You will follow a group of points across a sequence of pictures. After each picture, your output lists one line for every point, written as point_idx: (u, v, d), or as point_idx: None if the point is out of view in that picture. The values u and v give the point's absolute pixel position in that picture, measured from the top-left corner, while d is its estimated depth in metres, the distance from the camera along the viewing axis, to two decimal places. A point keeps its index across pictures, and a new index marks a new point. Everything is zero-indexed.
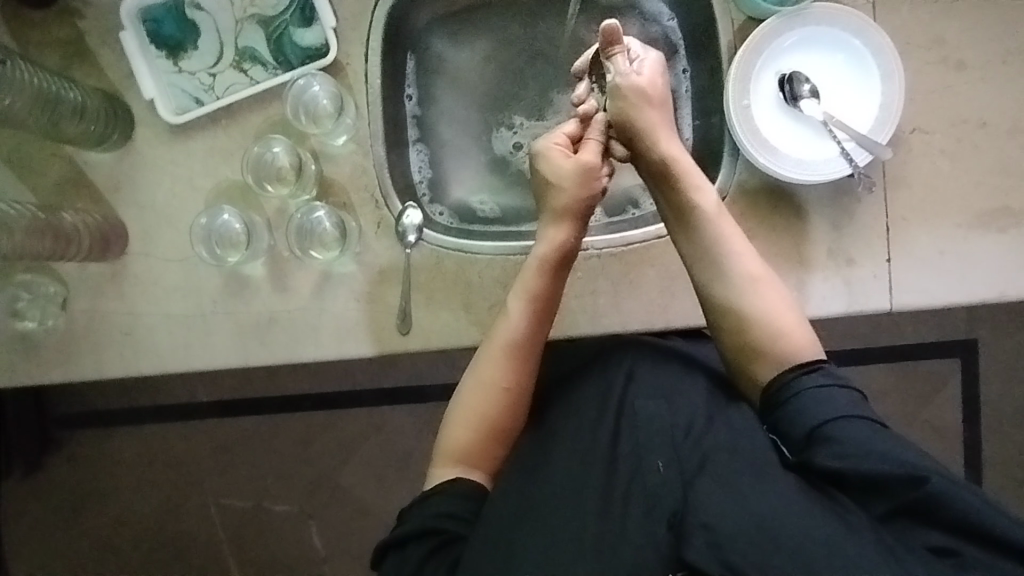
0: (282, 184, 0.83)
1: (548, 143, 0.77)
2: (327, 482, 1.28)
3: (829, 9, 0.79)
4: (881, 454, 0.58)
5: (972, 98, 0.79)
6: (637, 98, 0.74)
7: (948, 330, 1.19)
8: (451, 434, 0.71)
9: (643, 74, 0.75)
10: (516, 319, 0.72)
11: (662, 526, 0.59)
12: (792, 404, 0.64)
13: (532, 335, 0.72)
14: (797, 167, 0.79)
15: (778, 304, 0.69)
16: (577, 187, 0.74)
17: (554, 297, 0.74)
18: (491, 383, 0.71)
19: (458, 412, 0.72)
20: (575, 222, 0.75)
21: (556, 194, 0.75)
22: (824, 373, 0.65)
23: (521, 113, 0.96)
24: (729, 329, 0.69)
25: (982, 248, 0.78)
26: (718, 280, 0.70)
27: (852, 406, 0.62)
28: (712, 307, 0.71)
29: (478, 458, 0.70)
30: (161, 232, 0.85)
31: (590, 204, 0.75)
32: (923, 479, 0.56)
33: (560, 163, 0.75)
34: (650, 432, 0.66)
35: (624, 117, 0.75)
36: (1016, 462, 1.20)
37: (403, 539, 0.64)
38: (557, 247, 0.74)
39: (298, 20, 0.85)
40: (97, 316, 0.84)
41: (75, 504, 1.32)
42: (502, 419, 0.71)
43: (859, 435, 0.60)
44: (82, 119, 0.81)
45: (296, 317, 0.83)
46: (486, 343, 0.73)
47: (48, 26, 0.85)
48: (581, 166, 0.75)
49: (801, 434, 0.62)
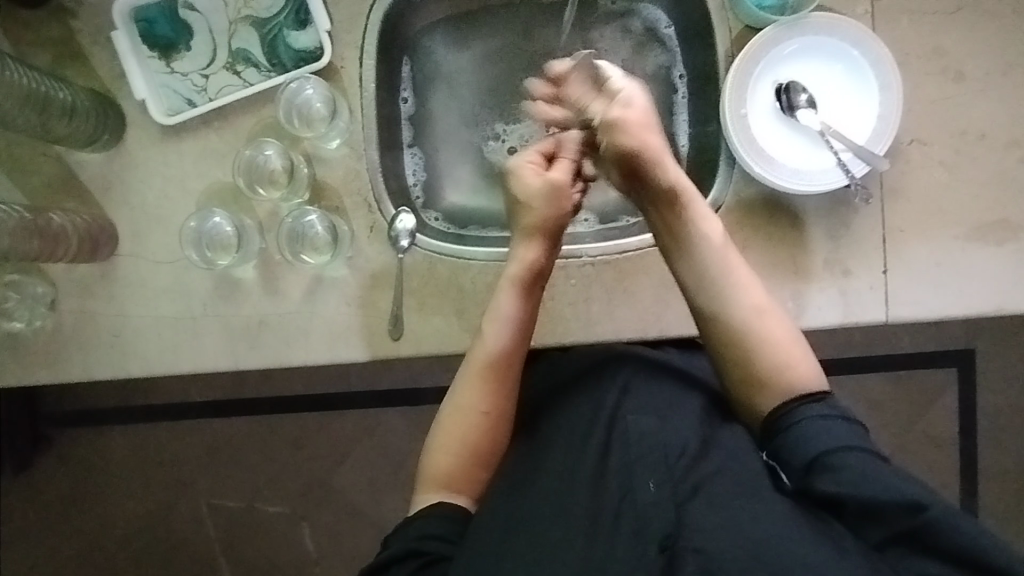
0: (274, 187, 0.82)
1: (521, 160, 0.76)
2: (318, 484, 1.28)
3: (829, 18, 0.78)
4: (881, 483, 0.57)
5: (972, 110, 0.78)
6: (632, 127, 0.70)
7: (946, 339, 1.18)
8: (436, 459, 0.70)
9: (633, 106, 0.71)
10: (495, 342, 0.71)
11: (653, 548, 0.58)
12: (795, 433, 0.64)
13: (511, 355, 0.72)
14: (795, 177, 0.78)
15: (779, 331, 0.69)
16: (546, 206, 0.74)
17: (530, 316, 0.73)
18: (471, 408, 0.71)
19: (440, 436, 0.71)
20: (545, 240, 0.74)
21: (527, 212, 0.74)
22: (828, 405, 0.65)
23: (503, 121, 0.95)
24: (731, 360, 0.69)
25: (980, 261, 0.77)
26: (720, 309, 0.70)
27: (854, 436, 0.61)
28: (716, 337, 0.70)
29: (463, 483, 0.70)
30: (151, 233, 0.84)
31: (560, 221, 0.74)
32: (921, 507, 0.55)
33: (531, 181, 0.74)
34: (642, 450, 0.65)
35: (625, 148, 0.69)
36: (1012, 474, 1.19)
37: (387, 561, 0.63)
38: (527, 265, 0.73)
39: (293, 22, 0.84)
40: (85, 317, 0.84)
41: (64, 503, 1.32)
42: (484, 443, 0.71)
43: (861, 464, 0.59)
44: (72, 118, 0.80)
45: (286, 322, 0.82)
46: (467, 365, 0.72)
47: (40, 25, 0.84)
48: (551, 185, 0.74)
49: (802, 463, 0.62)
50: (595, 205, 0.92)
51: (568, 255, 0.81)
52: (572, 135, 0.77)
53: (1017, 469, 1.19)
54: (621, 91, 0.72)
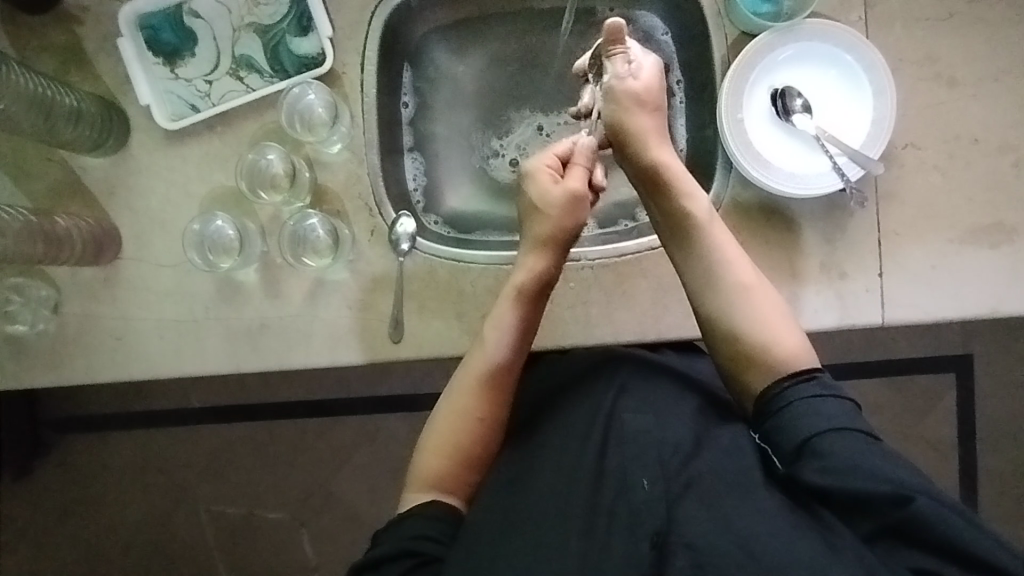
0: (276, 191, 0.83)
1: (537, 164, 0.76)
2: (319, 490, 1.28)
3: (824, 25, 0.79)
4: (869, 473, 0.57)
5: (965, 115, 0.79)
6: (630, 101, 0.72)
7: (944, 344, 1.19)
8: (425, 461, 0.71)
9: (640, 78, 0.73)
10: (494, 352, 0.72)
11: (645, 544, 0.59)
12: (786, 414, 0.63)
13: (510, 364, 0.72)
14: (791, 181, 0.79)
15: (769, 310, 0.69)
16: (563, 214, 0.73)
17: (533, 324, 0.74)
18: (465, 415, 0.71)
19: (432, 438, 0.71)
20: (555, 251, 0.74)
21: (541, 220, 0.74)
22: (820, 382, 0.64)
23: (498, 132, 0.97)
24: (720, 338, 0.70)
25: (974, 264, 0.78)
26: (710, 290, 0.70)
27: (845, 418, 0.61)
28: (703, 314, 0.71)
29: (453, 484, 0.70)
30: (154, 236, 0.85)
31: (572, 234, 0.74)
32: (907, 499, 0.56)
33: (548, 189, 0.74)
34: (638, 448, 0.66)
35: (616, 121, 0.72)
36: (1011, 479, 1.19)
37: (378, 560, 0.63)
38: (536, 276, 0.73)
39: (295, 29, 0.86)
40: (88, 319, 0.84)
41: (64, 509, 1.32)
42: (476, 448, 0.71)
43: (852, 451, 0.59)
44: (78, 123, 0.81)
45: (288, 325, 0.83)
46: (464, 371, 0.73)
47: (46, 31, 0.86)
48: (569, 194, 0.73)
49: (793, 446, 0.62)
50: (596, 208, 0.94)
51: (567, 258, 0.82)
52: (585, 141, 0.77)
53: (1016, 474, 1.19)
54: (632, 60, 0.73)
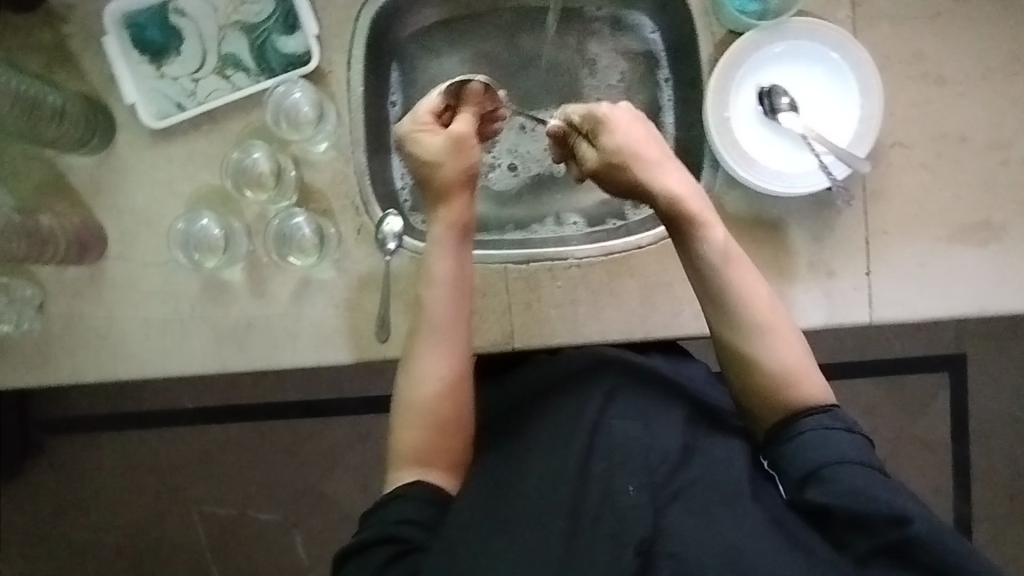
0: (261, 189, 0.83)
1: (412, 125, 0.71)
2: (310, 491, 1.28)
3: (808, 24, 0.80)
4: (871, 497, 0.58)
5: (952, 114, 0.79)
6: (615, 127, 0.69)
7: (937, 344, 1.19)
8: (402, 436, 0.69)
9: (617, 112, 0.70)
10: (438, 311, 0.71)
11: (629, 551, 0.58)
12: (794, 442, 0.64)
13: (454, 315, 0.71)
14: (776, 179, 0.79)
15: (790, 350, 0.68)
16: (453, 159, 0.70)
17: (465, 264, 0.72)
18: (429, 380, 0.70)
19: (403, 413, 0.70)
20: (464, 193, 0.72)
21: (436, 172, 0.71)
22: (832, 416, 0.65)
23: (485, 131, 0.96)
24: (737, 374, 0.69)
25: (963, 263, 0.78)
26: (730, 322, 0.69)
27: (854, 451, 0.62)
28: (721, 346, 0.70)
29: (433, 454, 0.69)
30: (139, 235, 0.85)
31: (472, 173, 0.72)
32: (908, 522, 0.57)
33: (430, 141, 0.71)
34: (624, 454, 0.65)
35: (610, 146, 0.68)
36: (1004, 480, 1.20)
37: (363, 545, 0.63)
38: (456, 218, 0.72)
39: (282, 27, 0.86)
40: (73, 319, 0.84)
41: (53, 510, 1.32)
42: (446, 410, 0.69)
43: (857, 479, 0.60)
44: (62, 121, 0.81)
45: (274, 324, 0.82)
46: (413, 343, 0.71)
47: (31, 29, 0.85)
48: (453, 137, 0.70)
49: (800, 474, 0.63)
50: (585, 206, 0.94)
51: (554, 258, 0.82)
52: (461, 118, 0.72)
53: (1007, 474, 1.20)
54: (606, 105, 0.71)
